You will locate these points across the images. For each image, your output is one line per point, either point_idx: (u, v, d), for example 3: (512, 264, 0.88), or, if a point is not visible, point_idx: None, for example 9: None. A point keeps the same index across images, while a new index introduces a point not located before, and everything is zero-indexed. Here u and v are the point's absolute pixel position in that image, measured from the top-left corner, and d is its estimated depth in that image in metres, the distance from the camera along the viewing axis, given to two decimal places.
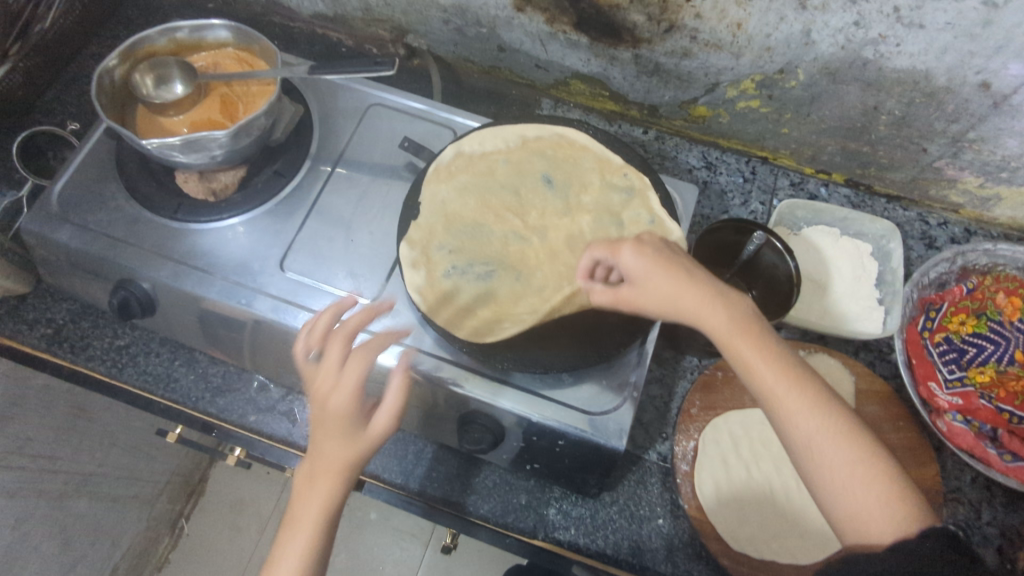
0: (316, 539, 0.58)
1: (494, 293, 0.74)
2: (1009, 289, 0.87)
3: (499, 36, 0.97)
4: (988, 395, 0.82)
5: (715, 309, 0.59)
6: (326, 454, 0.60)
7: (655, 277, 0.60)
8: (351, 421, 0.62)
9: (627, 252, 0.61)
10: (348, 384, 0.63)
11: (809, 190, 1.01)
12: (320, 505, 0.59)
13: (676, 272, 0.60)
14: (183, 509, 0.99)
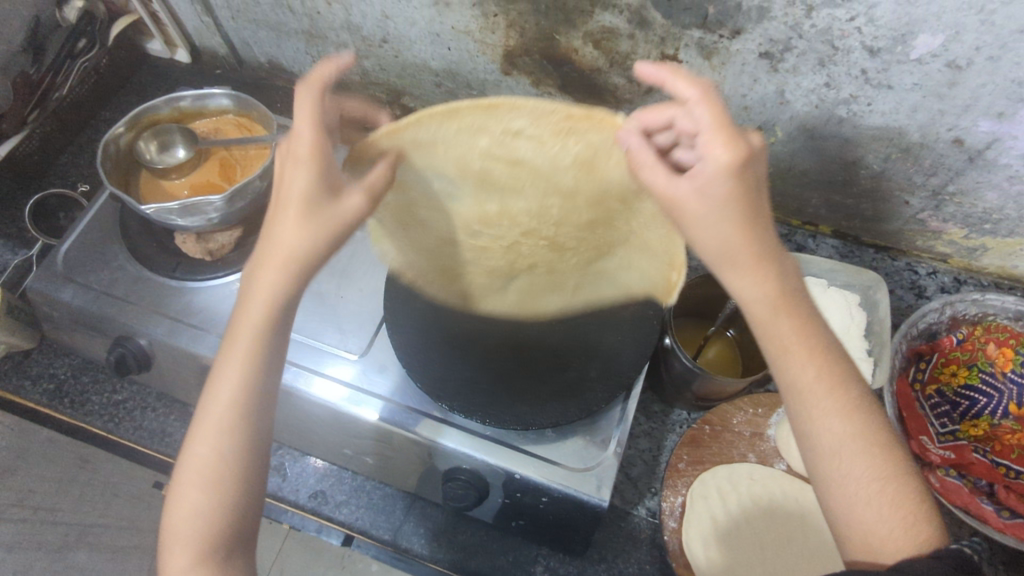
0: (255, 363, 0.54)
1: (466, 160, 0.56)
2: (999, 340, 0.88)
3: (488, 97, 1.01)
4: (983, 448, 0.82)
5: (762, 276, 0.53)
6: (280, 242, 0.52)
7: (721, 199, 0.51)
8: (303, 200, 0.52)
9: (718, 149, 0.50)
10: (300, 149, 0.52)
11: (797, 241, 1.03)
12: (264, 303, 0.54)
13: (740, 194, 0.51)
14: None
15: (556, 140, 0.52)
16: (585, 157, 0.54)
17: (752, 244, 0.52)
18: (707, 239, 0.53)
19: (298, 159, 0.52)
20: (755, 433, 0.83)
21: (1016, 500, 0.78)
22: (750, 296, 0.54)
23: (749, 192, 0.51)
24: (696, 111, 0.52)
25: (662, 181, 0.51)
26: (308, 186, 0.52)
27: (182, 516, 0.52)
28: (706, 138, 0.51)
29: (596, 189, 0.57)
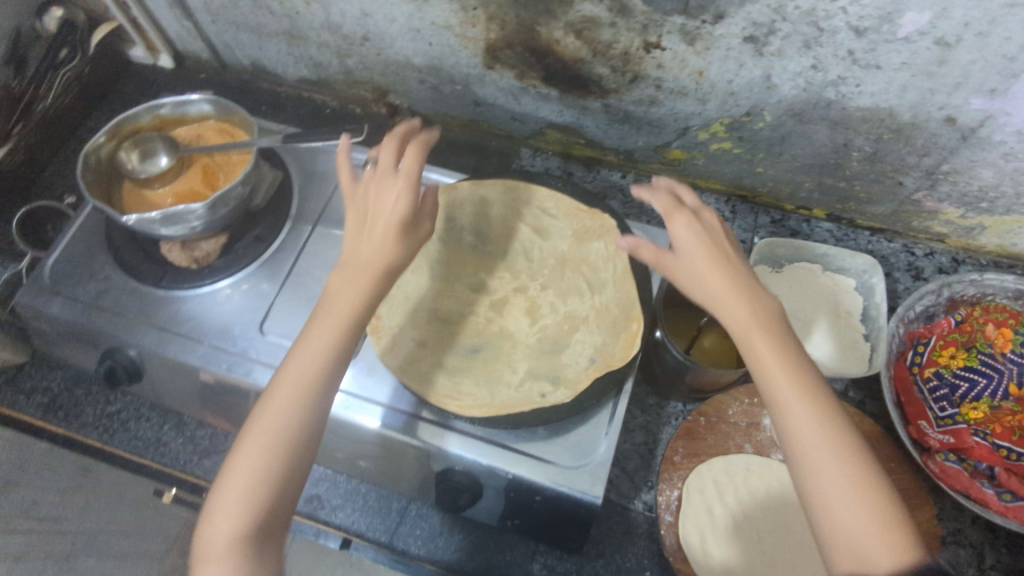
0: (339, 347, 0.60)
1: (503, 220, 0.82)
2: (997, 321, 0.87)
3: (473, 92, 1.00)
4: (983, 431, 0.80)
5: (738, 299, 0.58)
6: (378, 250, 0.61)
7: (697, 256, 0.60)
8: (404, 212, 0.62)
9: (681, 222, 0.61)
10: (405, 178, 0.63)
11: (790, 226, 1.01)
12: (350, 299, 0.61)
13: (709, 236, 0.61)
14: None
15: (568, 220, 0.81)
16: (580, 233, 0.81)
17: (726, 269, 0.59)
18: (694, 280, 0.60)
19: (400, 179, 0.63)
20: (751, 423, 0.83)
21: (1018, 483, 0.77)
22: (728, 313, 0.58)
23: (714, 235, 0.62)
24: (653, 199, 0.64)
25: (651, 255, 0.62)
26: (406, 203, 0.62)
27: (250, 463, 0.55)
28: (668, 214, 0.62)
29: (579, 255, 0.80)
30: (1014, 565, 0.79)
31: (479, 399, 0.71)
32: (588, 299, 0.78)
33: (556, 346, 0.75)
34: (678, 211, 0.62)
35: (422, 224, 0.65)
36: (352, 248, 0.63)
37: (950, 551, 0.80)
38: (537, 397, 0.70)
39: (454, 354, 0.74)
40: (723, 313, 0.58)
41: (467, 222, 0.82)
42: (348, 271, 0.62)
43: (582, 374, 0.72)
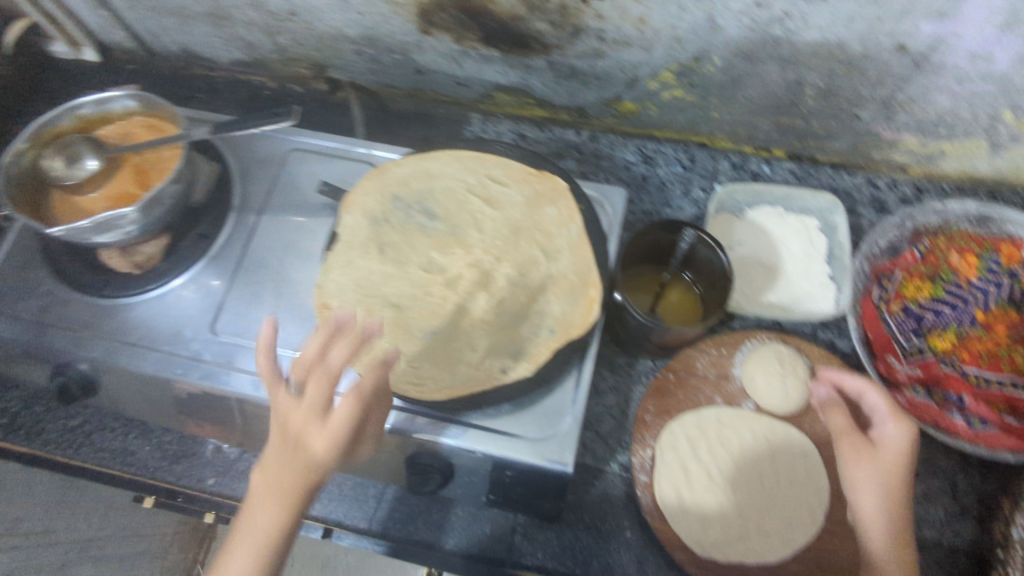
0: (263, 560, 0.58)
1: (453, 191, 0.80)
2: (961, 249, 0.86)
3: (413, 60, 0.95)
4: (952, 360, 0.80)
5: (895, 522, 0.68)
6: (304, 482, 0.57)
7: (891, 454, 0.70)
8: (329, 468, 0.57)
9: (897, 427, 0.71)
10: (339, 418, 0.56)
11: (751, 169, 0.98)
12: (280, 519, 0.58)
13: (908, 456, 0.69)
14: (196, 555, 0.97)
15: (518, 186, 0.79)
16: (532, 199, 0.78)
17: (896, 470, 0.69)
18: (860, 473, 0.70)
19: (332, 432, 0.56)
20: (721, 375, 0.83)
21: (986, 409, 0.78)
22: (870, 503, 0.69)
23: (905, 460, 0.69)
24: (874, 397, 0.73)
25: (839, 422, 0.74)
26: (331, 467, 0.57)
27: None
28: (886, 418, 0.72)
29: (533, 222, 0.78)
30: (986, 489, 0.81)
31: (441, 381, 0.70)
32: (544, 268, 0.75)
33: (515, 321, 0.73)
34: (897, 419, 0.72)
35: (359, 449, 0.62)
36: (275, 476, 0.58)
37: (923, 481, 0.81)
38: (499, 374, 0.70)
39: (412, 338, 0.72)
40: (869, 509, 0.68)
41: (414, 197, 0.79)
42: (268, 483, 0.58)
43: (542, 347, 0.72)
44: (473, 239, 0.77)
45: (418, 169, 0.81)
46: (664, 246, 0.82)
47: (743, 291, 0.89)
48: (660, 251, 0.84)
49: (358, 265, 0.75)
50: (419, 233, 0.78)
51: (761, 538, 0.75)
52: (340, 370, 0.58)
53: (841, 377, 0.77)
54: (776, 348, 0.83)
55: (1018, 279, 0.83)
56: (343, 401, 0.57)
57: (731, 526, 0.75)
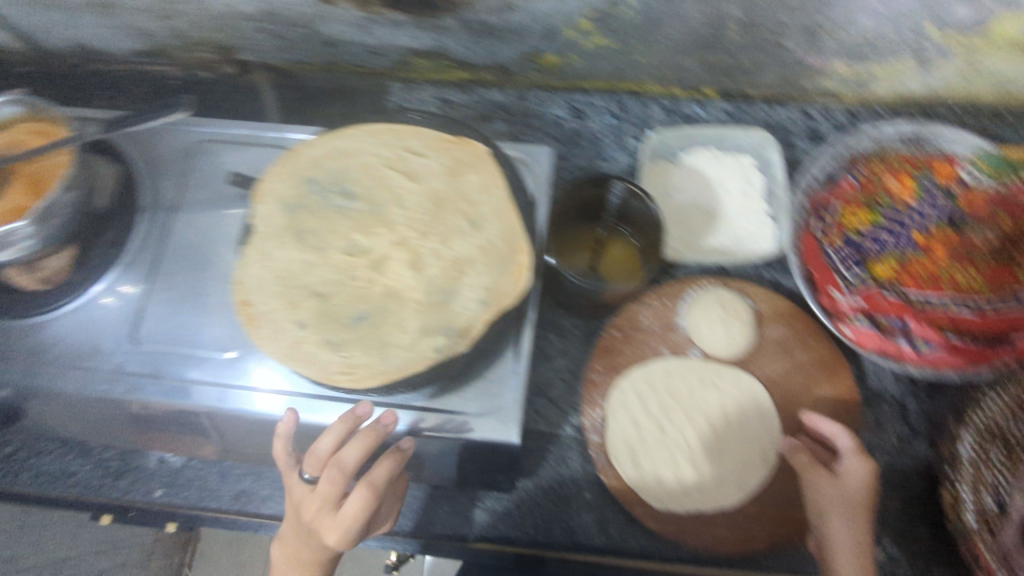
0: None
1: (370, 167, 0.76)
2: (896, 172, 0.85)
3: (320, 32, 0.89)
4: (894, 285, 0.79)
5: (864, 557, 0.66)
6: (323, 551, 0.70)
7: (856, 491, 0.68)
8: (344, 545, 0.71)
9: (863, 465, 0.69)
10: (351, 507, 0.68)
11: (683, 112, 0.95)
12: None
13: (868, 494, 0.69)
14: (183, 558, 1.18)
15: (437, 154, 0.76)
16: (452, 167, 0.75)
17: (859, 508, 0.67)
18: (833, 517, 0.67)
19: (346, 518, 0.68)
20: (666, 326, 0.82)
21: (931, 331, 0.78)
22: (842, 541, 0.66)
23: (868, 500, 0.68)
24: (842, 435, 0.71)
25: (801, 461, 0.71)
26: (342, 548, 0.70)
27: None
28: (849, 453, 0.70)
29: (457, 191, 0.74)
30: (934, 409, 0.82)
31: (374, 366, 0.68)
32: (471, 239, 0.72)
33: (445, 296, 0.70)
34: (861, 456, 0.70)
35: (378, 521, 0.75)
36: (298, 539, 0.71)
37: (874, 408, 0.82)
38: (433, 353, 0.68)
39: (340, 327, 0.70)
40: (841, 547, 0.66)
41: (330, 178, 0.75)
42: (289, 544, 0.72)
43: (475, 320, 0.69)
44: (396, 216, 0.74)
45: (332, 148, 0.76)
46: (594, 202, 0.82)
47: (683, 239, 0.87)
48: (592, 207, 0.83)
49: (277, 256, 0.72)
50: (338, 216, 0.74)
51: (715, 482, 0.75)
52: (353, 466, 0.68)
53: (815, 421, 0.74)
54: (719, 293, 0.82)
55: (956, 198, 0.82)
56: (356, 495, 0.68)
57: (685, 476, 0.76)
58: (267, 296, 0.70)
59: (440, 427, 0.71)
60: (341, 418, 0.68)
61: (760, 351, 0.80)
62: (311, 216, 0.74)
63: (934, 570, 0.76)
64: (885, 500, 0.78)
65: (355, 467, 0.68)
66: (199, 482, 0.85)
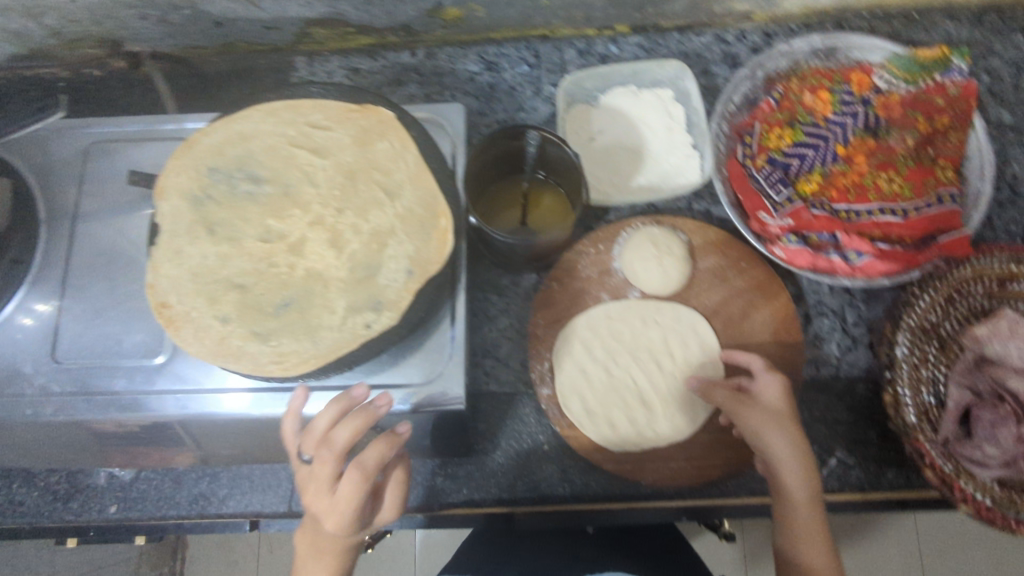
0: None
1: (274, 147, 0.72)
2: (813, 86, 0.84)
3: (205, 11, 0.84)
4: (822, 201, 0.81)
5: (805, 462, 0.68)
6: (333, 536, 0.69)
7: (780, 403, 0.70)
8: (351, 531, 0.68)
9: (777, 378, 0.72)
10: (344, 491, 0.65)
11: (598, 52, 0.93)
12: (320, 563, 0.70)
13: (789, 405, 0.71)
14: (173, 565, 1.23)
15: (341, 125, 0.72)
16: (360, 137, 0.72)
17: (789, 419, 0.69)
18: (768, 433, 0.67)
19: (340, 501, 0.65)
20: (603, 271, 0.82)
21: (861, 241, 0.78)
22: (783, 452, 0.67)
23: (791, 411, 0.70)
24: (753, 359, 0.74)
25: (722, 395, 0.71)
26: (348, 532, 0.67)
27: None
28: (763, 371, 0.73)
29: (367, 161, 0.71)
30: (872, 316, 0.83)
31: (304, 352, 0.66)
32: (389, 209, 0.70)
33: (369, 271, 0.68)
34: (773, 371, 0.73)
35: (385, 508, 0.71)
36: (314, 526, 0.69)
37: (815, 323, 0.83)
38: (364, 330, 0.66)
39: (265, 317, 0.67)
40: (788, 464, 0.67)
41: (233, 165, 0.72)
42: (308, 533, 0.71)
43: (403, 291, 0.67)
44: (308, 196, 0.71)
45: (232, 133, 0.73)
46: (516, 154, 0.78)
47: (610, 181, 0.85)
48: (513, 158, 0.80)
49: (188, 253, 0.69)
50: (247, 203, 0.71)
51: (665, 418, 0.76)
52: (344, 447, 0.64)
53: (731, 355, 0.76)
54: (648, 231, 0.81)
55: (872, 105, 0.82)
56: (348, 478, 0.64)
57: (637, 415, 0.77)
58: (184, 296, 0.67)
59: (433, 403, 0.70)
60: (338, 398, 0.66)
61: (696, 283, 0.80)
62: (218, 207, 0.70)
63: (884, 470, 0.79)
64: (833, 410, 0.81)
65: (346, 447, 0.64)
66: (153, 492, 0.84)
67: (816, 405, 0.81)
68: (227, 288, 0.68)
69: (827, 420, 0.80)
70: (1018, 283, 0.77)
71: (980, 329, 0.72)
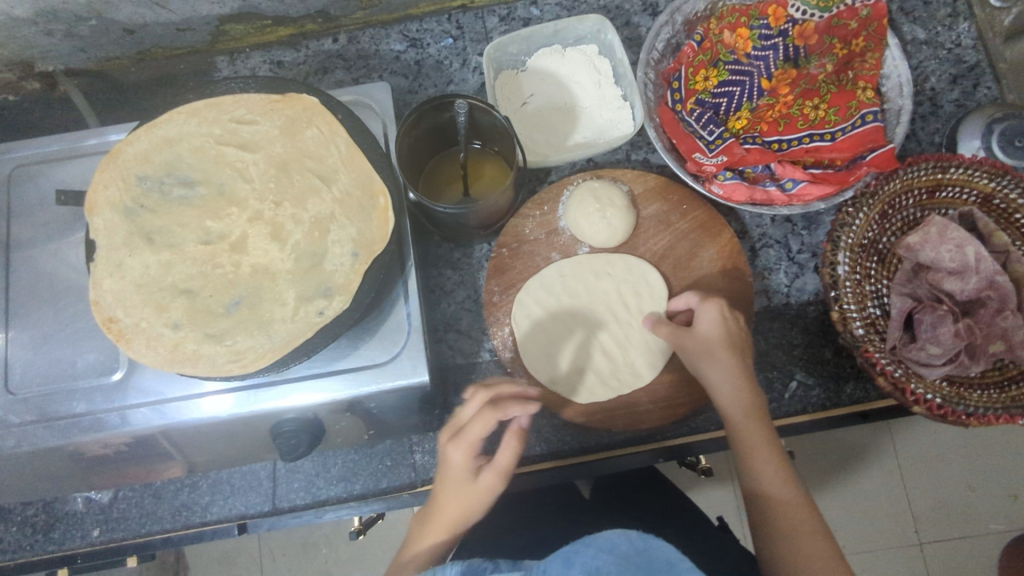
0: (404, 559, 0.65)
1: (201, 148, 0.71)
2: (732, 23, 0.83)
3: (113, 20, 0.82)
4: (754, 135, 0.83)
5: (741, 386, 0.71)
6: (442, 489, 0.64)
7: (714, 334, 0.72)
8: (455, 480, 0.63)
9: (713, 308, 0.73)
10: (467, 427, 0.63)
11: (520, 16, 0.94)
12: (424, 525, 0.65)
13: (726, 332, 0.72)
14: None
15: (265, 117, 0.71)
16: (287, 126, 0.71)
17: (727, 345, 0.72)
18: (703, 363, 0.72)
19: (460, 435, 0.64)
20: (550, 231, 0.83)
21: (794, 168, 0.80)
22: (719, 379, 0.71)
23: (733, 338, 0.72)
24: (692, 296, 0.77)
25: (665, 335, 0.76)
26: (454, 474, 0.63)
27: None
28: (700, 304, 0.75)
29: (298, 150, 0.71)
30: (814, 241, 0.86)
31: (260, 347, 0.66)
32: (327, 195, 0.70)
33: (315, 259, 0.68)
34: (712, 301, 0.74)
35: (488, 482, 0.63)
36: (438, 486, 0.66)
37: (762, 254, 0.86)
38: (317, 317, 0.66)
39: (216, 319, 0.67)
40: (725, 388, 0.71)
41: (161, 171, 0.70)
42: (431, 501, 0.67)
43: (350, 274, 0.67)
44: (243, 193, 0.71)
45: (156, 139, 0.71)
46: (446, 126, 0.79)
47: (547, 142, 0.86)
48: (445, 131, 0.80)
49: (128, 265, 0.68)
50: (182, 207, 0.70)
51: (633, 368, 0.79)
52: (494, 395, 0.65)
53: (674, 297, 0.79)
54: (591, 184, 0.81)
55: (790, 36, 0.82)
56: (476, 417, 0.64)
57: (606, 372, 0.79)
58: (129, 308, 0.67)
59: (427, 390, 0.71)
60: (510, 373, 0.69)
61: (642, 231, 0.82)
62: (154, 215, 0.70)
63: (843, 386, 0.82)
64: (788, 336, 0.83)
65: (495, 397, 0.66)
66: (134, 510, 0.84)
67: (771, 333, 0.84)
68: (174, 294, 0.68)
69: (784, 345, 0.83)
70: (944, 191, 0.78)
71: (911, 237, 0.74)
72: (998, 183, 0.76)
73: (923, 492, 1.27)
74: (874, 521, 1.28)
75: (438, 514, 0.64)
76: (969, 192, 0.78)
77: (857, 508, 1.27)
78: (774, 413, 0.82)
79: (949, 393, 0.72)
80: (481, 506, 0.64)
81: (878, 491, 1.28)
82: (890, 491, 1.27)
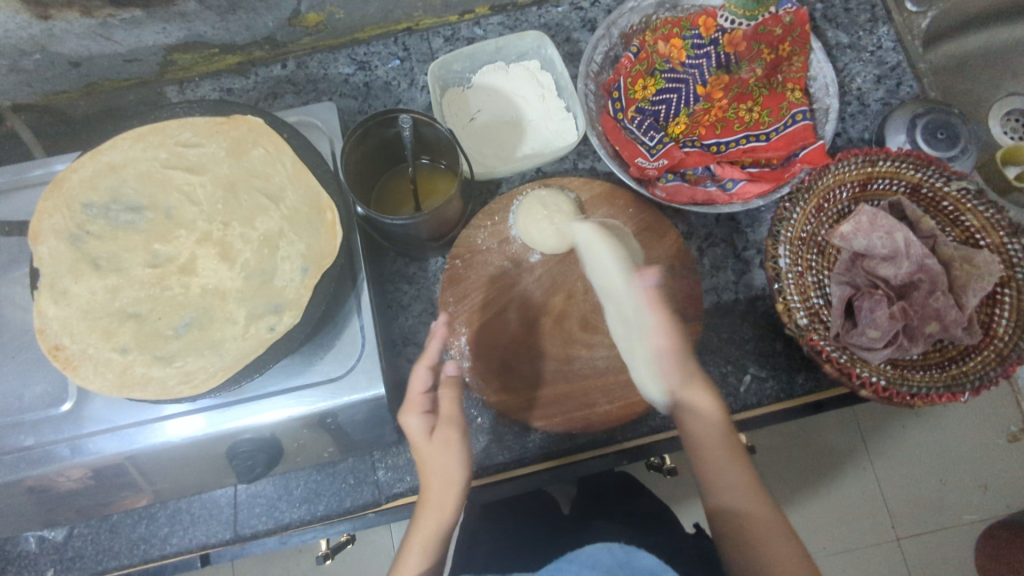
0: (425, 544, 0.65)
1: (149, 172, 0.71)
2: (667, 33, 0.86)
3: (58, 53, 0.83)
4: (693, 139, 0.88)
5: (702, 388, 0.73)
6: (427, 474, 0.67)
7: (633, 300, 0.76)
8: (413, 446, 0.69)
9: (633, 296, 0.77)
10: (415, 396, 0.70)
11: (464, 36, 0.97)
12: (425, 522, 0.66)
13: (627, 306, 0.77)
14: None
15: (211, 139, 0.72)
16: (232, 147, 0.72)
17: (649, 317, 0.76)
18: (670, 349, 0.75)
19: (415, 409, 0.69)
20: (501, 241, 0.84)
21: (731, 168, 0.84)
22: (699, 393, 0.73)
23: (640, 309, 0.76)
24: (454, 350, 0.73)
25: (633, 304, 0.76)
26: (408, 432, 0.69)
27: None
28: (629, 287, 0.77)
29: (246, 170, 0.72)
30: (757, 239, 0.89)
31: (211, 367, 0.65)
32: (275, 213, 0.71)
33: (265, 277, 0.69)
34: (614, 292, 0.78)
35: (417, 419, 0.68)
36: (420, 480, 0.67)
37: (709, 253, 0.88)
38: (267, 333, 0.66)
39: (165, 341, 0.67)
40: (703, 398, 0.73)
41: (107, 197, 0.70)
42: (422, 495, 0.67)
43: (301, 289, 0.68)
44: (191, 216, 0.71)
45: (101, 165, 0.71)
46: (392, 142, 0.80)
47: (496, 155, 0.88)
48: (392, 146, 0.82)
49: (74, 293, 0.67)
50: (127, 232, 0.70)
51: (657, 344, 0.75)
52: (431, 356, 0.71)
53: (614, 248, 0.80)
54: (539, 193, 0.84)
55: (721, 44, 0.83)
56: (421, 377, 0.70)
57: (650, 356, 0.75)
58: (76, 334, 0.66)
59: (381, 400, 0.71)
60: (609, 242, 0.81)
61: None
62: (101, 241, 0.69)
63: (795, 376, 0.84)
64: (739, 331, 0.86)
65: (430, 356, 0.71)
66: (91, 547, 0.82)
67: (724, 329, 0.86)
68: (122, 319, 0.67)
69: (736, 340, 0.85)
70: (875, 183, 0.82)
71: (845, 227, 0.77)
72: (924, 173, 0.80)
73: (895, 486, 1.29)
74: (850, 518, 1.29)
75: (424, 500, 0.67)
76: (899, 183, 0.81)
77: (831, 505, 1.29)
78: (732, 406, 0.83)
79: (893, 375, 0.74)
80: (445, 460, 0.67)
81: (853, 489, 1.29)
82: (864, 487, 1.29)
